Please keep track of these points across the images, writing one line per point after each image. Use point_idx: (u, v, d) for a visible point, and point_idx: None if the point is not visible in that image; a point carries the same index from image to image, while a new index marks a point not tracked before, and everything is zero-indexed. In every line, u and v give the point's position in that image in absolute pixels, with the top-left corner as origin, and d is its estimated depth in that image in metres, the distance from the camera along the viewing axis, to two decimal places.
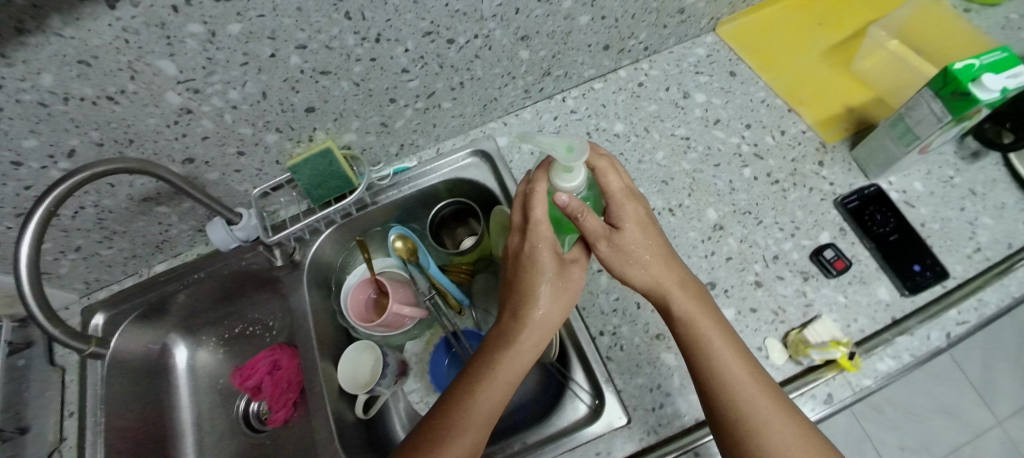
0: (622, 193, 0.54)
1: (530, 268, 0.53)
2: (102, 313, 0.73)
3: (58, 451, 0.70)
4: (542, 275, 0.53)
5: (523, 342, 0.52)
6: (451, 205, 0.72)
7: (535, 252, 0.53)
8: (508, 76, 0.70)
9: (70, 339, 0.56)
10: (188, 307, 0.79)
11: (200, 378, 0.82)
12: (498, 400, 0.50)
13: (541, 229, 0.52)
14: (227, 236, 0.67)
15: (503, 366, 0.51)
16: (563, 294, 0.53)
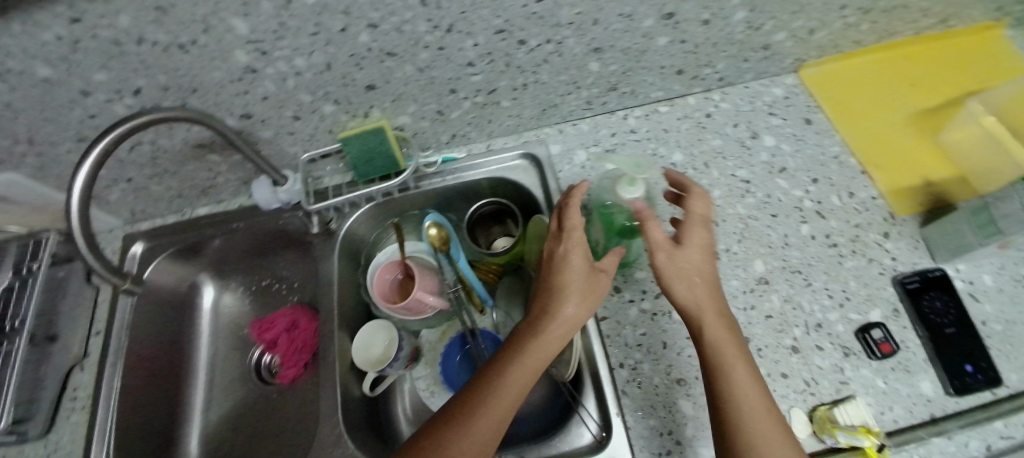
0: (700, 220, 0.55)
1: (562, 272, 0.54)
2: (141, 243, 0.76)
3: (79, 366, 0.73)
4: (569, 280, 0.54)
5: (544, 343, 0.51)
6: (492, 204, 0.71)
7: (565, 257, 0.55)
8: (573, 85, 0.69)
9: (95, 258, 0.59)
10: (219, 252, 0.80)
11: (221, 323, 0.83)
12: (514, 399, 0.49)
13: (574, 236, 0.56)
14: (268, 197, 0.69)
15: (523, 362, 0.50)
16: (586, 298, 0.53)
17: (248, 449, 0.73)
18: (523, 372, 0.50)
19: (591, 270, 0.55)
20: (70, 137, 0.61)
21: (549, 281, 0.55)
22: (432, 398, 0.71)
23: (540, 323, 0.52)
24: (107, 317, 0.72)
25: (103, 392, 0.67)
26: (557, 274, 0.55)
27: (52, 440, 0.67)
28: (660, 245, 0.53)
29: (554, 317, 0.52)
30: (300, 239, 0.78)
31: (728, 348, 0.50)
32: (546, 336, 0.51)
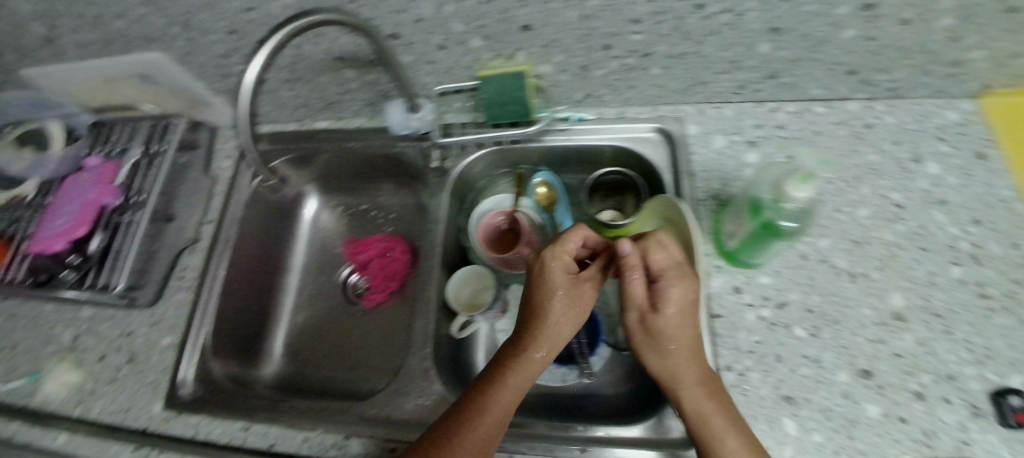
0: (671, 269, 0.50)
1: (547, 299, 0.51)
2: (262, 144, 0.79)
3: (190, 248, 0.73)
4: (552, 307, 0.51)
5: (527, 366, 0.49)
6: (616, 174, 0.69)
7: (547, 270, 0.52)
8: (732, 64, 0.64)
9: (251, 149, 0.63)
10: (327, 168, 0.82)
11: (317, 235, 0.86)
12: (500, 422, 0.48)
13: (567, 246, 0.53)
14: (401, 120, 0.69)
15: (503, 390, 0.49)
16: (566, 326, 0.51)
17: (330, 359, 0.75)
18: (510, 392, 0.49)
19: (576, 299, 0.52)
20: (224, 32, 0.61)
21: (532, 305, 0.52)
22: None
23: (525, 346, 0.50)
24: (220, 207, 0.75)
25: (212, 276, 0.71)
26: (540, 297, 0.52)
27: (158, 309, 0.70)
28: (638, 305, 0.50)
29: (541, 338, 0.50)
30: (410, 171, 0.78)
31: (716, 421, 0.45)
32: (532, 357, 0.50)
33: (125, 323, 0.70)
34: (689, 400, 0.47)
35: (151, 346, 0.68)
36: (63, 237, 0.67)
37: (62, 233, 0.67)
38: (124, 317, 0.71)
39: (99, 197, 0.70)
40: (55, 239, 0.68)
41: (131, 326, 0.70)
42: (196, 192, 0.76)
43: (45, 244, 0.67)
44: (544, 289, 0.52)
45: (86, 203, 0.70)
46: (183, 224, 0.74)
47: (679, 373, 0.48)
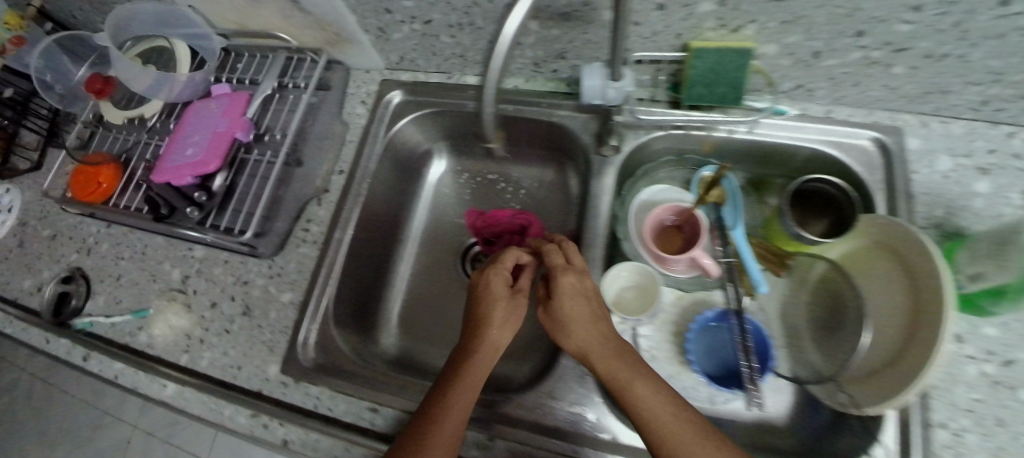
0: (564, 267, 0.54)
1: (476, 314, 0.51)
2: (399, 93, 0.71)
3: (317, 199, 0.67)
4: (478, 325, 0.51)
5: (471, 383, 0.47)
6: (820, 183, 0.62)
7: (487, 284, 0.53)
8: (997, 76, 0.53)
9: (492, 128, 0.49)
10: (463, 128, 0.74)
11: (441, 201, 0.79)
12: (453, 441, 0.44)
13: (505, 262, 0.56)
14: (599, 86, 0.52)
15: (458, 396, 0.45)
16: (498, 339, 0.50)
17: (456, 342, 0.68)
18: (464, 402, 0.46)
19: (509, 315, 0.51)
20: None
21: (472, 314, 0.52)
22: (652, 361, 0.66)
23: (461, 365, 0.48)
24: (354, 158, 0.68)
25: (337, 234, 0.64)
26: (472, 317, 0.52)
27: (278, 261, 0.64)
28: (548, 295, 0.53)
29: (477, 348, 0.49)
30: (566, 147, 0.70)
31: (655, 409, 0.43)
32: (474, 370, 0.47)
33: (241, 272, 0.64)
34: (623, 386, 0.44)
35: (271, 300, 0.62)
36: (190, 169, 0.60)
37: (193, 165, 0.60)
38: (239, 264, 0.65)
39: (231, 128, 0.63)
40: (184, 170, 0.60)
41: (249, 275, 0.64)
42: (327, 138, 0.69)
43: (174, 176, 0.60)
44: (474, 302, 0.53)
45: (217, 133, 0.63)
46: (309, 172, 0.67)
47: (592, 348, 0.47)
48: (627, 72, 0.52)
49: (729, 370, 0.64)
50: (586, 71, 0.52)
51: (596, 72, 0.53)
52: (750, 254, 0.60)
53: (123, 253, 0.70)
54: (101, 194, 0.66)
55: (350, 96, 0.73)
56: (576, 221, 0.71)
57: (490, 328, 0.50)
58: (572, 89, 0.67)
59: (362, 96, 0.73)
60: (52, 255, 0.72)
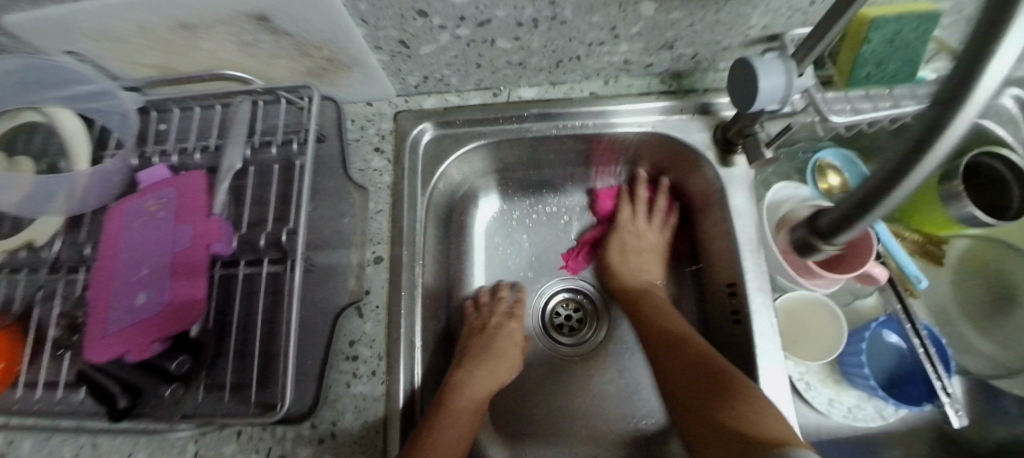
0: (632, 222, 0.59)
1: (476, 339, 0.51)
2: (430, 127, 0.51)
3: (356, 308, 0.44)
4: (475, 348, 0.50)
5: (469, 397, 0.45)
6: (985, 158, 0.51)
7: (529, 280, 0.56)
8: None
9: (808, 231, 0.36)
10: (523, 156, 0.55)
11: (498, 253, 0.60)
12: (460, 430, 0.42)
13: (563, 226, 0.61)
14: (783, 84, 0.36)
15: (465, 374, 0.47)
16: (501, 358, 0.50)
17: (559, 431, 0.51)
18: (479, 383, 0.47)
19: (510, 332, 0.52)
20: None
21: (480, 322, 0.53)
22: (812, 392, 0.53)
23: (458, 379, 0.46)
24: (389, 235, 0.47)
25: (402, 351, 0.44)
26: (465, 343, 0.52)
27: (322, 419, 0.41)
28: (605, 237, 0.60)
29: (478, 349, 0.50)
30: (664, 155, 0.54)
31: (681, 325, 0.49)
32: (475, 380, 0.47)
33: (263, 449, 0.41)
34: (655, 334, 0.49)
35: None
36: (157, 325, 0.37)
37: (157, 319, 0.38)
38: (260, 433, 0.41)
39: (200, 241, 0.41)
40: (144, 330, 0.37)
41: (283, 449, 0.40)
42: (343, 215, 0.47)
43: (130, 347, 0.37)
44: (476, 337, 0.52)
45: (177, 254, 0.40)
46: (330, 274, 0.45)
47: (646, 297, 0.53)
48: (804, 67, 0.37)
49: (903, 375, 0.53)
50: (763, 65, 0.36)
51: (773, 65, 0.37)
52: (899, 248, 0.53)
53: None
54: None
55: (356, 144, 0.51)
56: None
57: (507, 325, 0.52)
58: (667, 86, 0.51)
59: (373, 140, 0.51)
60: None
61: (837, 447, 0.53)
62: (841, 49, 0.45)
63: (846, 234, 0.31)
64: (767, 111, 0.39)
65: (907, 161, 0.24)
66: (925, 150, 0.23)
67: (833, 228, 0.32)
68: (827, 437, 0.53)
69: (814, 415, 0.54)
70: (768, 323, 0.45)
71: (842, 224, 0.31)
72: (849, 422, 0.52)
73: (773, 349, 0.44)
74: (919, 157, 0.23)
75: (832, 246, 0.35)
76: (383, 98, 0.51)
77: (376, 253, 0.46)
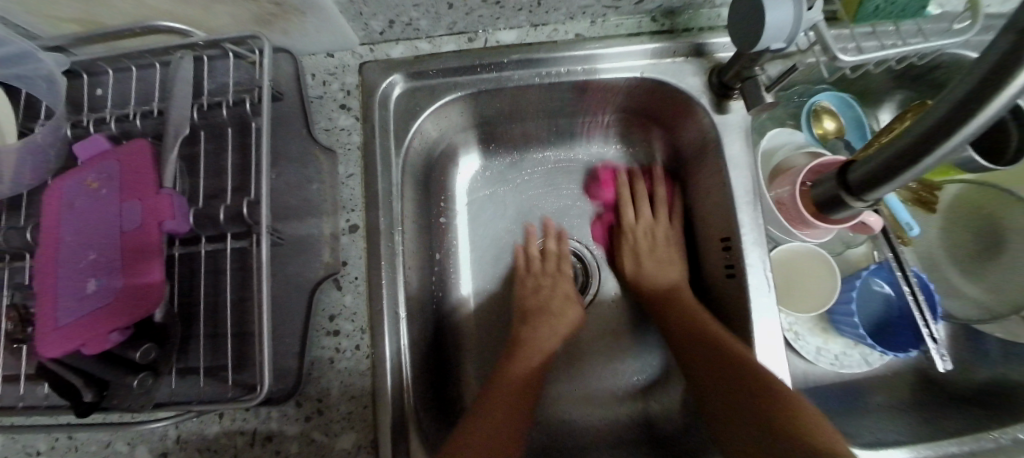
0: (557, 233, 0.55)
1: (535, 303, 0.51)
2: (401, 79, 0.46)
3: (335, 280, 0.42)
4: (533, 305, 0.51)
5: (530, 359, 0.46)
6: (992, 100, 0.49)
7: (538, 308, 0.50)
8: None
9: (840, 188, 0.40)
10: (505, 108, 0.51)
11: (485, 208, 0.56)
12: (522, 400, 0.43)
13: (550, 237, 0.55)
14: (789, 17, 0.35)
15: (531, 334, 0.48)
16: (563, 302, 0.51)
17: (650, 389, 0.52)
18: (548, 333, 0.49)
19: (564, 311, 0.50)
20: None
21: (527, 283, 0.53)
22: (799, 341, 0.54)
23: (524, 338, 0.48)
24: (364, 202, 0.43)
25: (386, 323, 0.41)
26: (540, 302, 0.51)
27: (306, 396, 0.40)
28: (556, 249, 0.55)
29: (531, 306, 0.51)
30: (656, 102, 0.51)
31: (696, 309, 0.48)
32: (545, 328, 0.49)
33: (247, 428, 0.40)
34: (657, 286, 0.51)
35: None
36: (112, 315, 0.34)
37: (111, 306, 0.34)
38: (242, 415, 0.41)
39: (149, 219, 0.36)
40: (99, 320, 0.34)
41: (268, 427, 0.40)
42: (310, 181, 0.43)
43: (84, 339, 0.33)
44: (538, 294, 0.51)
45: (126, 235, 0.36)
46: (302, 248, 0.41)
47: (669, 294, 0.51)
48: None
49: (888, 322, 0.54)
50: None
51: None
52: (892, 195, 0.53)
53: (37, 444, 0.44)
54: None
55: (319, 102, 0.46)
56: (681, 193, 0.54)
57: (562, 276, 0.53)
58: (658, 25, 0.47)
59: (338, 96, 0.46)
60: None
61: (823, 393, 0.54)
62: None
63: (882, 187, 0.35)
64: (772, 50, 0.38)
65: (941, 131, 0.27)
66: (987, 96, 0.24)
67: (867, 181, 0.36)
68: (813, 383, 0.55)
69: (803, 364, 0.55)
70: (764, 278, 0.44)
71: (878, 177, 0.34)
72: (836, 369, 0.54)
73: (769, 303, 0.44)
74: (949, 130, 0.26)
75: (861, 204, 0.40)
76: (344, 47, 0.46)
77: (351, 222, 0.43)
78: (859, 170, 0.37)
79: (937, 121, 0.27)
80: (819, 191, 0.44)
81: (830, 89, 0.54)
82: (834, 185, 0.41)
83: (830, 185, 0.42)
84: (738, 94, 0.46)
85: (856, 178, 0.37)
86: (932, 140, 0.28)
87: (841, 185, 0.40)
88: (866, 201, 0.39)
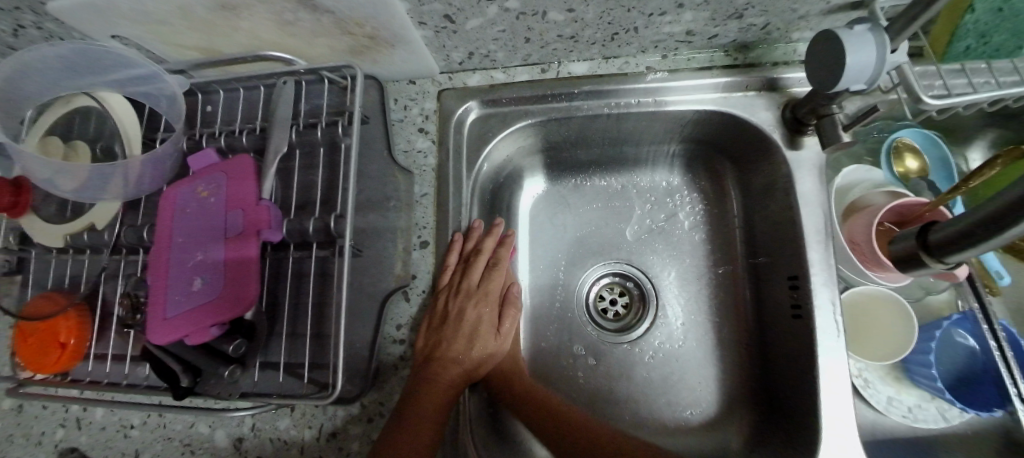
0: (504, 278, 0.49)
1: (453, 308, 0.43)
2: (474, 106, 0.49)
3: (403, 291, 0.45)
4: (467, 309, 0.44)
5: (468, 357, 0.43)
6: None
7: (477, 314, 0.44)
8: None
9: (912, 249, 0.38)
10: (573, 134, 0.52)
11: (544, 230, 0.57)
12: (444, 404, 0.39)
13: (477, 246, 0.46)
14: (873, 58, 0.34)
15: (450, 329, 0.42)
16: (480, 344, 0.44)
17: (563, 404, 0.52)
18: (485, 341, 0.44)
19: (484, 315, 0.45)
20: None
21: (466, 274, 0.45)
22: (868, 387, 0.51)
23: (448, 334, 0.42)
24: (435, 220, 0.46)
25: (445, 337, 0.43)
26: (456, 306, 0.43)
27: (370, 399, 0.43)
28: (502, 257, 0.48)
29: (457, 294, 0.44)
30: (725, 134, 0.50)
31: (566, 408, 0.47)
32: (461, 334, 0.43)
33: (315, 424, 0.43)
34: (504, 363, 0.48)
35: None
36: (215, 311, 0.38)
37: (211, 304, 0.38)
38: (312, 410, 0.44)
39: (250, 227, 0.40)
40: (203, 315, 0.38)
41: (334, 426, 0.43)
42: (388, 198, 0.46)
43: (190, 331, 0.37)
44: (442, 329, 0.42)
45: (228, 239, 0.40)
46: (375, 259, 0.44)
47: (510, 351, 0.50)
48: (887, 41, 0.34)
49: (974, 376, 0.49)
50: (850, 37, 0.34)
51: (860, 39, 0.34)
52: None
53: (132, 419, 0.50)
54: (68, 357, 0.44)
55: (399, 124, 0.49)
56: (746, 227, 0.53)
57: (494, 280, 0.47)
58: (731, 59, 0.47)
59: (417, 120, 0.49)
60: (29, 436, 0.52)
61: (894, 449, 0.50)
62: (938, 21, 0.42)
63: (958, 254, 0.33)
64: (851, 90, 0.37)
65: None
66: None
67: (945, 245, 0.34)
68: (883, 436, 0.51)
69: (872, 414, 0.51)
70: (833, 321, 0.43)
71: (957, 242, 0.32)
72: (909, 423, 0.50)
73: (836, 347, 0.42)
74: None
75: (939, 266, 0.36)
76: (426, 75, 0.49)
77: (423, 238, 0.46)
78: (940, 231, 0.35)
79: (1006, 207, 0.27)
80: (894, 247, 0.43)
81: (915, 126, 0.52)
82: (914, 243, 0.38)
83: (908, 244, 0.39)
84: (811, 133, 0.45)
85: (937, 239, 0.35)
86: None
87: (919, 245, 0.37)
88: (947, 264, 0.36)
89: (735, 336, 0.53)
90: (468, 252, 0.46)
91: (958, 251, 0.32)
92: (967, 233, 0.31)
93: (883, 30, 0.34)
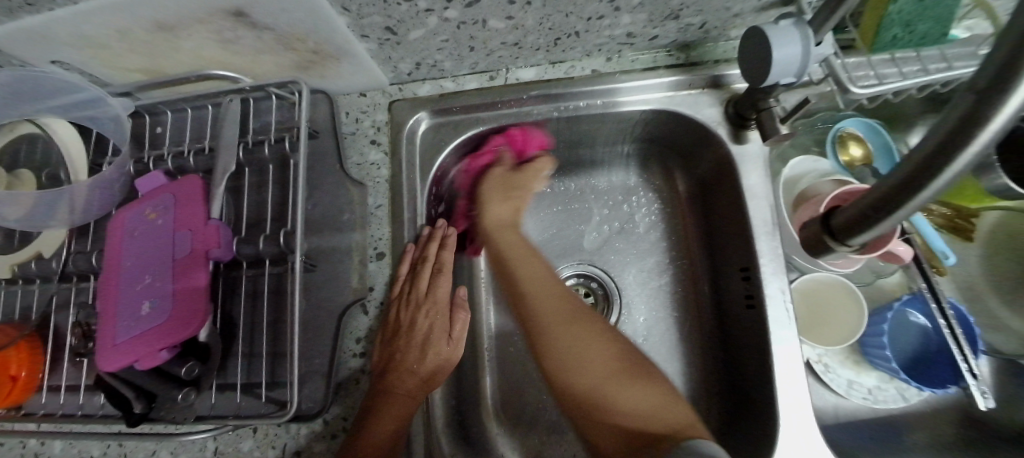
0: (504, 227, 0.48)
1: (405, 318, 0.43)
2: (426, 116, 0.49)
3: (361, 304, 0.45)
4: (418, 320, 0.43)
5: (424, 367, 0.42)
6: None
7: (428, 327, 0.43)
8: None
9: (819, 236, 0.38)
10: (528, 139, 0.53)
11: None
12: (402, 416, 0.39)
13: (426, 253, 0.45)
14: (799, 53, 0.35)
15: (404, 340, 0.42)
16: (434, 354, 0.43)
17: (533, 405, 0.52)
18: (439, 350, 0.43)
19: (436, 325, 0.44)
20: None
21: (416, 284, 0.44)
22: (829, 372, 0.52)
23: (403, 344, 0.42)
24: (390, 231, 0.46)
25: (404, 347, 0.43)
26: (407, 317, 0.43)
27: (332, 415, 0.43)
28: (446, 264, 0.46)
29: (410, 304, 0.44)
30: (675, 132, 0.51)
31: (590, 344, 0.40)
32: (416, 345, 0.42)
33: (277, 444, 0.43)
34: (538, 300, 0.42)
35: None
36: (164, 335, 0.38)
37: (160, 328, 0.38)
38: (274, 430, 0.43)
39: (198, 248, 0.40)
40: (152, 338, 0.37)
41: (297, 444, 0.42)
42: (342, 211, 0.46)
43: (139, 355, 0.37)
44: (396, 339, 0.42)
45: (176, 261, 0.40)
46: (331, 273, 0.44)
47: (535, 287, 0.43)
48: (812, 35, 0.36)
49: (928, 355, 0.51)
50: (775, 33, 0.35)
51: (785, 33, 0.36)
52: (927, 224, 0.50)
53: (91, 450, 0.48)
54: (20, 390, 0.43)
55: (352, 137, 0.50)
56: (702, 221, 0.54)
57: (440, 289, 0.45)
58: (674, 59, 0.48)
59: (369, 132, 0.49)
60: None
61: (857, 431, 0.51)
62: (866, 13, 0.44)
63: (859, 235, 0.33)
64: (782, 84, 0.39)
65: (922, 173, 0.24)
66: (970, 132, 0.21)
67: (845, 229, 0.34)
68: (846, 419, 0.52)
69: (833, 397, 0.52)
70: (783, 309, 0.44)
71: (857, 225, 0.32)
72: (870, 404, 0.51)
73: (789, 335, 0.43)
74: (925, 177, 0.24)
75: (846, 249, 0.37)
76: (376, 88, 0.49)
77: (379, 249, 0.46)
78: (841, 215, 0.35)
79: (916, 165, 0.24)
80: (805, 233, 0.41)
81: (857, 115, 0.53)
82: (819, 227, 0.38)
83: (816, 228, 0.39)
84: (753, 127, 0.46)
85: (841, 222, 0.35)
86: (912, 184, 0.25)
87: (823, 230, 0.37)
88: (852, 247, 0.36)
89: (697, 329, 0.54)
90: (416, 263, 0.45)
91: (858, 233, 0.32)
92: (864, 214, 0.31)
93: (805, 25, 0.36)
